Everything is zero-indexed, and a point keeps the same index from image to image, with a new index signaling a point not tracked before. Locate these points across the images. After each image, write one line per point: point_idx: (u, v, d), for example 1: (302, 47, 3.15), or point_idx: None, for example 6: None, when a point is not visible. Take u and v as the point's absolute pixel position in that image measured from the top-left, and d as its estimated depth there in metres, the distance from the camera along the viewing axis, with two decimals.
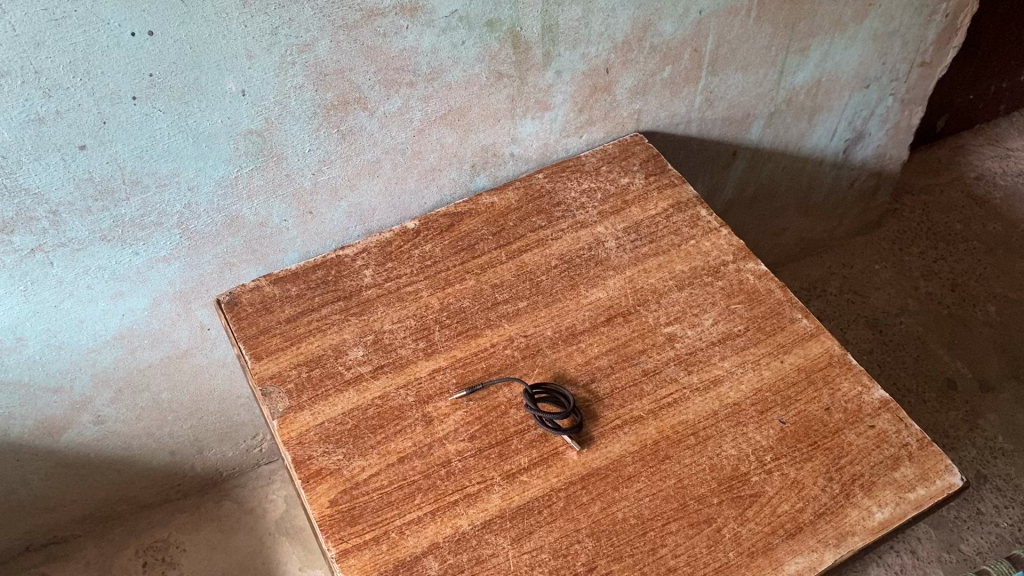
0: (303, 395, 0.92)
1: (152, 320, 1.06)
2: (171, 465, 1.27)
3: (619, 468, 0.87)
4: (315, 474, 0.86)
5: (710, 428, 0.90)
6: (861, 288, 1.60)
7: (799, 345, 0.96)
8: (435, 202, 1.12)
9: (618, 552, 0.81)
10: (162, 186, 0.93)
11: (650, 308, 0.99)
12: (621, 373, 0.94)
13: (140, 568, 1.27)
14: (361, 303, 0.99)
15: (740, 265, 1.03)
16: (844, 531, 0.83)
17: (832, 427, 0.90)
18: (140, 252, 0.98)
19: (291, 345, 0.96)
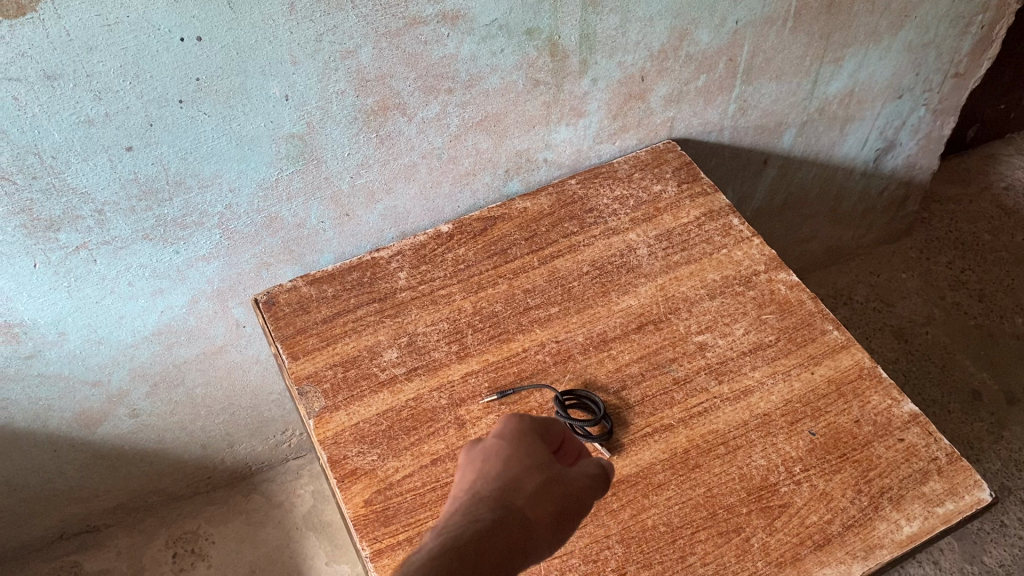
0: (338, 395, 0.93)
1: (189, 317, 1.08)
2: (202, 458, 1.29)
3: (649, 476, 0.89)
4: (350, 474, 0.88)
5: (739, 439, 0.91)
6: (888, 296, 1.60)
7: (830, 357, 0.97)
8: (469, 206, 1.14)
9: (647, 559, 0.83)
10: (204, 187, 0.94)
11: (681, 316, 1.00)
12: (652, 380, 0.95)
13: (170, 559, 1.29)
14: (396, 305, 1.00)
15: (772, 275, 1.04)
16: (873, 544, 0.84)
17: (861, 440, 0.91)
18: (181, 251, 1.00)
19: (327, 345, 0.97)
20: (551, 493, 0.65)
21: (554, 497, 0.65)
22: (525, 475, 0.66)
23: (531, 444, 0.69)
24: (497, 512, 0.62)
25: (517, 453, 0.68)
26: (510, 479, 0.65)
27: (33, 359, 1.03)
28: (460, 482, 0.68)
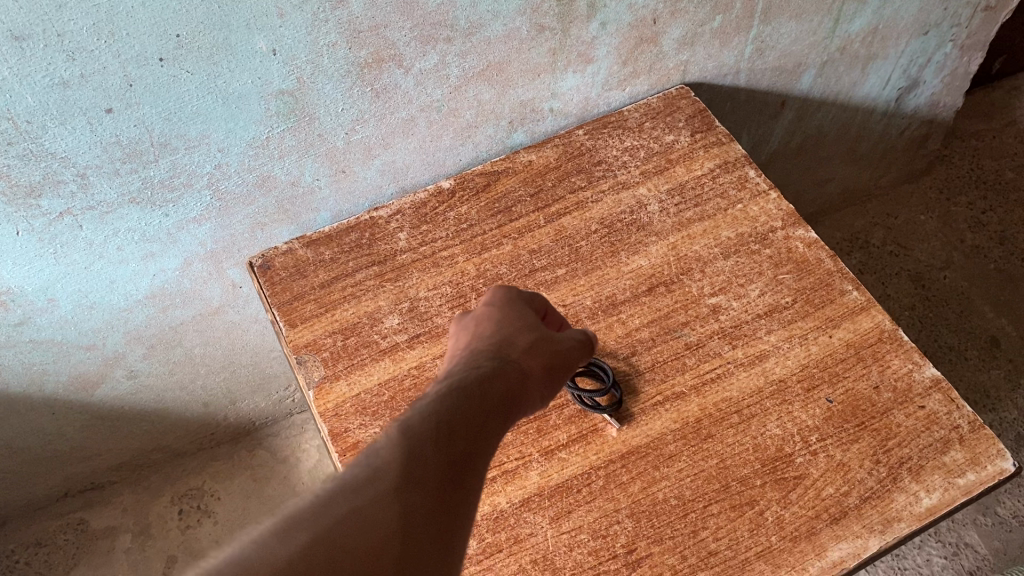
0: (339, 365, 0.90)
1: (183, 279, 1.04)
2: (204, 416, 1.27)
3: (660, 447, 0.86)
4: (352, 447, 0.85)
5: (753, 407, 0.88)
6: (905, 240, 1.55)
7: (849, 319, 0.93)
8: (471, 159, 1.08)
9: (658, 534, 0.81)
10: (192, 148, 0.89)
11: (694, 277, 0.96)
12: (663, 346, 0.92)
13: (177, 516, 1.28)
14: (396, 268, 0.96)
15: (789, 232, 0.99)
16: (890, 517, 0.82)
17: (880, 407, 0.88)
18: (171, 213, 0.95)
19: (325, 312, 0.93)
20: (541, 350, 0.75)
21: (543, 353, 0.75)
22: (516, 335, 0.76)
23: (518, 315, 0.79)
24: (496, 362, 0.72)
25: (506, 320, 0.78)
26: (504, 338, 0.75)
27: (24, 325, 0.99)
28: (459, 345, 0.77)
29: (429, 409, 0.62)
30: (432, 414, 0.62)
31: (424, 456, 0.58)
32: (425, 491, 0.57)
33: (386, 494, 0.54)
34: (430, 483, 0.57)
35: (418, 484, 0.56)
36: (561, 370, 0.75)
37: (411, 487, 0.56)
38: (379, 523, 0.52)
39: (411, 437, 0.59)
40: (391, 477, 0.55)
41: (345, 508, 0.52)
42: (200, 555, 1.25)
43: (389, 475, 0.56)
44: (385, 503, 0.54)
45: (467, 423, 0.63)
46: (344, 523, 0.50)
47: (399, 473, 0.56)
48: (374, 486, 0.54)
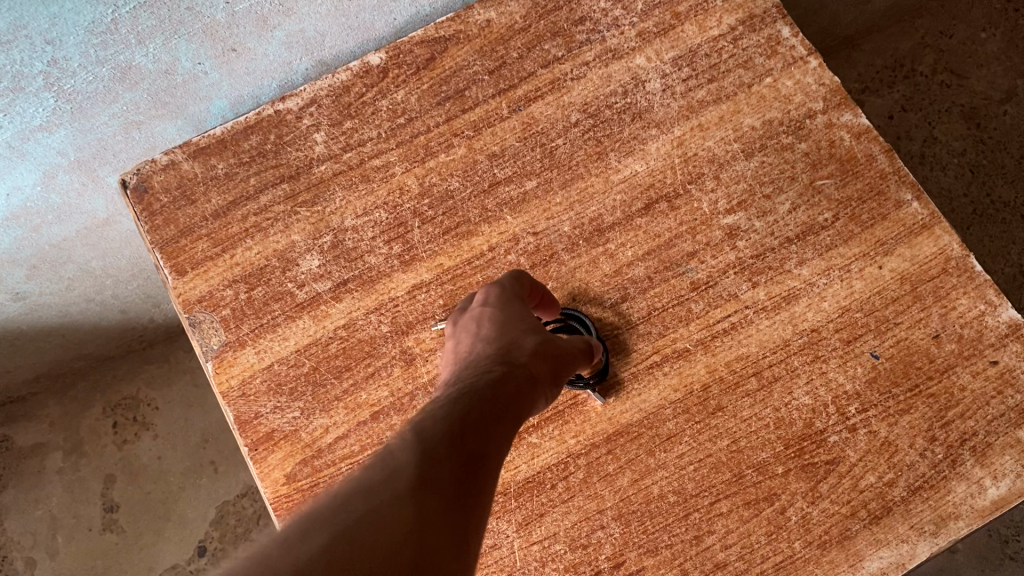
0: (243, 326, 0.70)
1: (51, 194, 0.81)
2: (124, 322, 1.08)
3: (655, 425, 0.68)
4: (266, 439, 0.67)
5: (778, 367, 0.69)
6: (960, 66, 1.26)
7: (905, 243, 0.71)
8: (409, 17, 0.81)
9: (653, 542, 0.65)
10: (5, 43, 0.62)
11: (704, 187, 0.73)
12: (662, 287, 0.71)
13: (111, 431, 1.13)
14: (313, 186, 0.73)
15: (831, 117, 0.75)
16: (945, 515, 0.65)
17: (940, 365, 0.68)
18: (4, 123, 0.70)
19: (223, 253, 0.72)
20: (550, 350, 0.62)
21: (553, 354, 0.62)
22: (524, 331, 0.62)
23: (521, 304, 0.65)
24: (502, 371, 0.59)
25: (513, 307, 0.63)
26: (509, 335, 0.62)
27: None
28: (456, 337, 0.64)
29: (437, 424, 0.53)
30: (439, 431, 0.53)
31: (437, 461, 0.50)
32: (442, 495, 0.49)
33: (402, 498, 0.47)
34: (447, 489, 0.49)
35: (433, 489, 0.49)
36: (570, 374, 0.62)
37: (428, 492, 0.48)
38: (395, 527, 0.45)
39: (423, 439, 0.52)
40: (405, 480, 0.48)
41: (358, 512, 0.45)
42: (141, 474, 1.12)
43: (402, 478, 0.48)
44: (400, 507, 0.46)
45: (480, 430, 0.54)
46: (355, 527, 0.44)
47: (413, 476, 0.49)
48: (387, 490, 0.47)
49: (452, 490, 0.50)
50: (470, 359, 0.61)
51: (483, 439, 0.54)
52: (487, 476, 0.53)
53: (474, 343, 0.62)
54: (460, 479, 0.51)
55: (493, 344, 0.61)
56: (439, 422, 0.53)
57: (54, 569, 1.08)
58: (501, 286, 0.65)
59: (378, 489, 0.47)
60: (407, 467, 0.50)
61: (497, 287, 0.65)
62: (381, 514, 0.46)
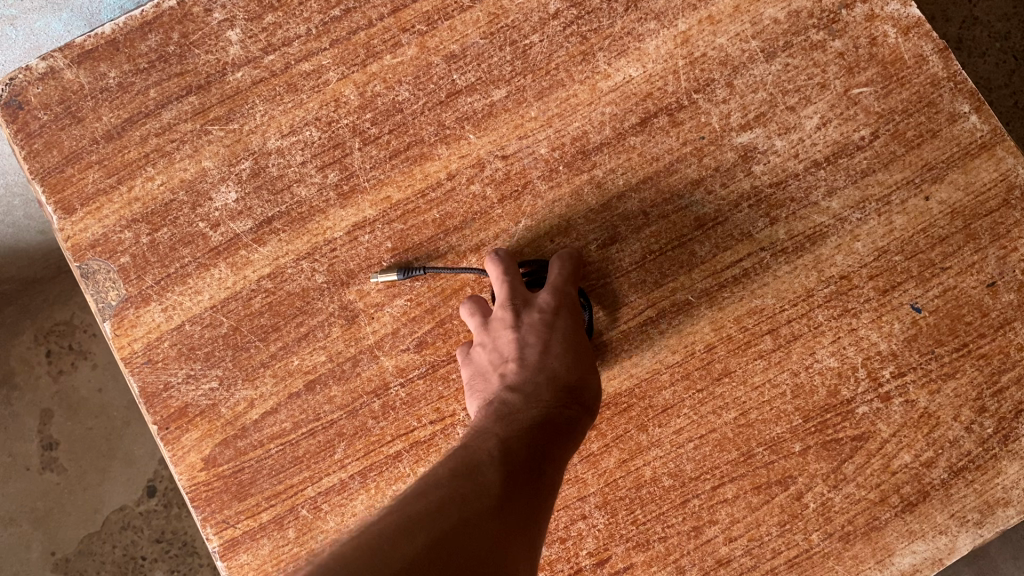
0: (147, 278, 0.57)
1: None
2: (47, 243, 0.95)
3: (649, 395, 0.56)
4: (179, 416, 0.56)
5: (798, 323, 0.57)
6: None
7: (959, 168, 0.58)
8: None
9: (644, 534, 0.55)
10: None
11: (714, 97, 0.59)
12: (659, 226, 0.58)
13: (45, 361, 1.02)
14: (225, 99, 0.59)
15: (873, 7, 0.59)
16: (993, 501, 0.54)
17: (994, 320, 0.56)
18: None
19: (118, 187, 0.58)
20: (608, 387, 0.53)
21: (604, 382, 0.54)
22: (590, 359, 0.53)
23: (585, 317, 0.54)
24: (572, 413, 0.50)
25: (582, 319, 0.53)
26: (584, 362, 0.52)
27: None
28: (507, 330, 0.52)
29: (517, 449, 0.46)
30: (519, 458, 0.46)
31: (515, 485, 0.44)
32: (525, 523, 0.42)
33: (490, 515, 0.41)
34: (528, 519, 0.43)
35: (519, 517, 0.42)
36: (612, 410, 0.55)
37: (512, 516, 0.42)
38: (484, 542, 0.38)
39: (503, 463, 0.45)
40: (491, 497, 0.42)
41: (450, 517, 0.39)
42: (81, 407, 1.01)
43: (485, 494, 0.42)
44: (490, 521, 0.40)
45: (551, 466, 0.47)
46: (449, 532, 0.38)
47: (494, 496, 0.42)
48: (472, 502, 0.41)
49: (532, 524, 0.43)
50: (534, 376, 0.51)
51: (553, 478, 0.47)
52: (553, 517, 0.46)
53: (540, 355, 0.51)
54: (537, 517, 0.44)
55: (565, 366, 0.51)
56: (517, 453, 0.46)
57: None
58: (570, 292, 0.53)
59: (466, 497, 0.41)
60: (489, 484, 0.43)
61: (569, 292, 0.53)
62: (473, 526, 0.39)
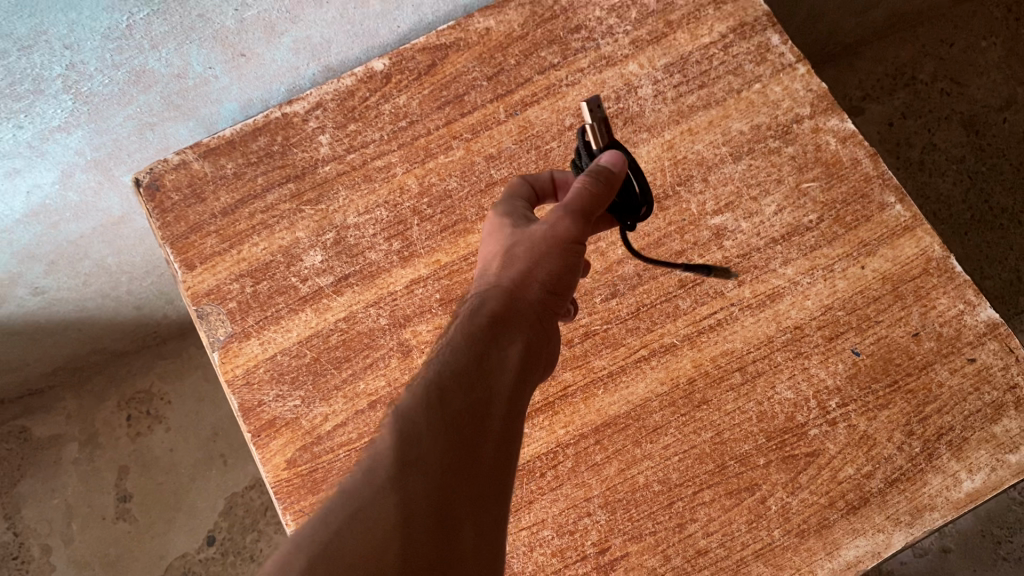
0: (249, 318, 0.73)
1: (69, 192, 0.85)
2: (139, 318, 1.12)
3: (642, 417, 0.70)
4: (268, 426, 0.71)
5: (761, 362, 0.71)
6: (960, 74, 1.28)
7: (888, 244, 0.74)
8: (413, 24, 0.84)
9: (637, 529, 0.68)
10: (27, 48, 0.67)
11: (694, 188, 0.76)
12: (651, 285, 0.73)
13: (125, 423, 1.17)
14: (317, 186, 0.76)
15: (818, 122, 0.77)
16: (921, 506, 0.67)
17: (919, 362, 0.70)
18: (26, 125, 0.74)
19: (230, 249, 0.75)
20: (526, 256, 0.60)
21: (535, 255, 0.59)
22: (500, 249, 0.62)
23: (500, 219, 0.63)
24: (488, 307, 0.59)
25: (500, 225, 0.63)
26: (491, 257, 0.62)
27: None
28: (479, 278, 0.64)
29: (422, 393, 0.53)
30: (425, 395, 0.52)
31: (419, 438, 0.50)
32: (423, 469, 0.48)
33: (384, 487, 0.47)
34: (435, 463, 0.49)
35: (417, 466, 0.48)
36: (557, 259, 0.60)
37: (408, 472, 0.48)
38: (380, 524, 0.44)
39: (404, 419, 0.51)
40: (383, 470, 0.48)
41: (338, 517, 0.45)
42: (154, 465, 1.16)
43: (382, 467, 0.48)
44: (382, 500, 0.46)
45: (465, 390, 0.53)
46: (336, 534, 0.44)
47: (393, 462, 0.48)
48: (367, 485, 0.47)
49: (433, 463, 0.49)
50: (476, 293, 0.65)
51: (468, 399, 0.53)
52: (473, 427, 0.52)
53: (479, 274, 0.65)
54: (441, 446, 0.50)
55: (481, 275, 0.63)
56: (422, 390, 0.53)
57: (69, 556, 1.12)
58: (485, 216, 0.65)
59: (360, 483, 0.47)
60: (386, 452, 0.49)
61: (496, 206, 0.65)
62: (362, 512, 0.45)
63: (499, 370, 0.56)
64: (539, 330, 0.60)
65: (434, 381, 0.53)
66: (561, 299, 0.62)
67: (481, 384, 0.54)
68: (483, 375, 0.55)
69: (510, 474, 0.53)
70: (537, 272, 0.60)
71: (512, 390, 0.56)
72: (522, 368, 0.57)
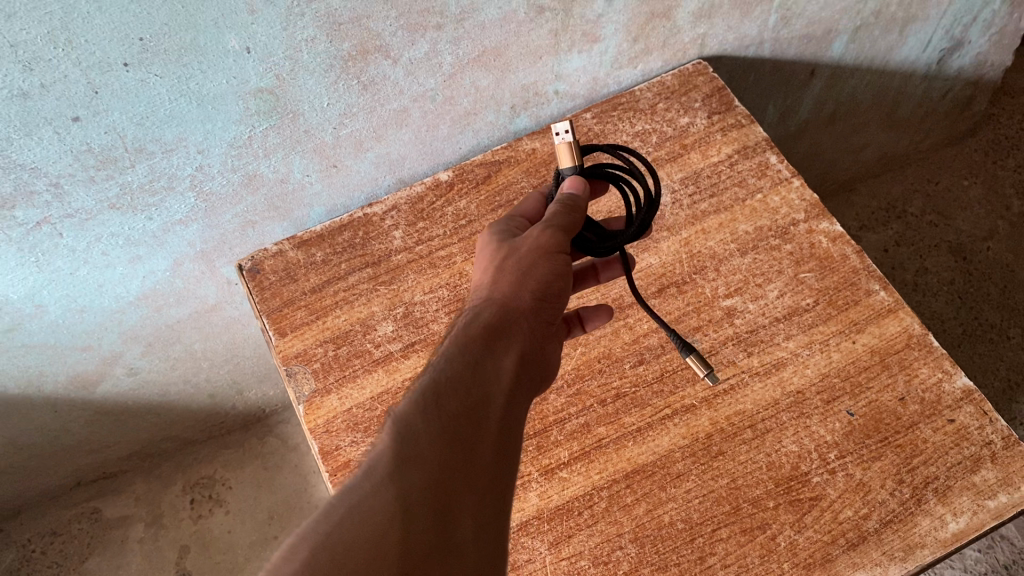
0: (330, 377, 0.86)
1: (175, 279, 1.00)
2: (212, 406, 1.25)
3: (667, 466, 0.81)
4: (344, 466, 0.81)
5: (769, 421, 0.83)
6: (946, 208, 1.44)
7: (875, 323, 0.86)
8: (472, 146, 1.01)
9: (663, 560, 0.77)
10: (169, 151, 0.84)
11: (708, 277, 0.90)
12: (673, 354, 0.87)
13: (189, 505, 1.28)
14: (391, 270, 0.91)
15: (812, 225, 0.92)
16: (913, 543, 0.76)
17: (906, 421, 0.82)
18: (154, 217, 0.91)
19: (317, 319, 0.89)
20: (519, 264, 0.66)
21: (525, 267, 0.66)
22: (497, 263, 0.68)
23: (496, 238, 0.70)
24: (483, 317, 0.64)
25: (495, 247, 0.69)
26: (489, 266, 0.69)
27: (15, 331, 0.97)
28: (476, 292, 0.68)
29: (416, 398, 0.57)
30: (420, 399, 0.57)
31: (415, 441, 0.53)
32: (418, 468, 0.52)
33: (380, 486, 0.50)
34: (429, 465, 0.52)
35: (413, 465, 0.52)
36: (545, 266, 0.66)
37: (403, 472, 0.51)
38: (375, 522, 0.48)
39: (400, 422, 0.55)
40: (379, 470, 0.51)
41: (337, 514, 0.48)
42: (212, 545, 1.25)
43: (380, 467, 0.52)
44: (378, 499, 0.49)
45: (459, 395, 0.57)
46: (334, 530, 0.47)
47: (391, 462, 0.52)
48: (364, 484, 0.50)
49: (427, 461, 0.52)
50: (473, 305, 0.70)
51: (460, 404, 0.57)
52: (465, 425, 0.56)
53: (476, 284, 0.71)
54: (434, 445, 0.54)
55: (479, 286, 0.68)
56: (417, 395, 0.57)
57: None
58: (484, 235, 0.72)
59: (359, 480, 0.51)
60: (382, 452, 0.53)
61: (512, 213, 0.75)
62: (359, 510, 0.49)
63: (491, 374, 0.60)
64: (532, 335, 0.65)
65: (427, 387, 0.57)
66: (553, 306, 0.67)
67: (473, 389, 0.58)
68: (475, 378, 0.59)
69: (510, 471, 0.57)
70: (529, 279, 0.65)
71: (506, 394, 0.60)
72: (514, 370, 0.62)
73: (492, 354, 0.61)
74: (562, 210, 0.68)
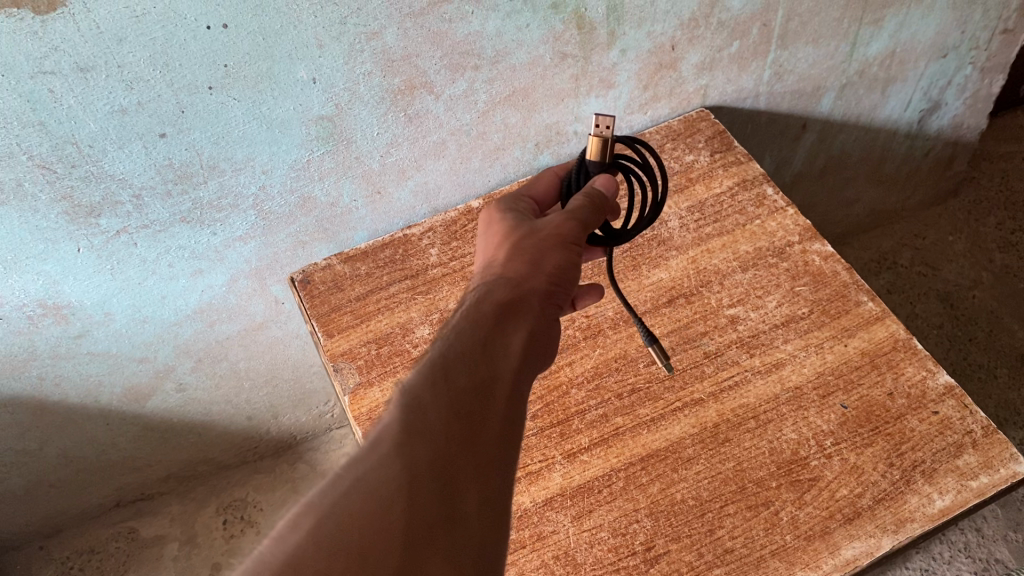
0: (373, 371, 0.94)
1: (230, 295, 1.11)
2: (250, 428, 1.35)
3: (678, 450, 0.89)
4: None
5: (770, 412, 0.91)
6: (933, 261, 1.56)
7: (864, 329, 0.96)
8: (500, 180, 1.14)
9: (676, 532, 0.84)
10: (238, 170, 0.96)
11: (713, 290, 1.01)
12: (683, 354, 0.96)
13: (221, 525, 1.38)
14: (428, 282, 1.01)
15: (805, 246, 1.03)
16: (903, 518, 0.83)
17: (895, 413, 0.90)
18: (218, 232, 1.02)
19: (361, 323, 0.99)
20: (530, 255, 0.74)
21: (534, 258, 0.73)
22: (510, 248, 0.75)
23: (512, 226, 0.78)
24: (491, 301, 0.71)
25: (508, 237, 0.77)
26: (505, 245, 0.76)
27: (82, 338, 1.06)
28: (485, 271, 0.76)
29: (425, 373, 0.63)
30: (429, 374, 0.63)
31: (424, 412, 0.60)
32: (426, 438, 0.58)
33: (390, 454, 0.56)
34: (436, 436, 0.59)
35: (420, 436, 0.58)
36: (553, 260, 0.73)
37: (411, 443, 0.57)
38: (383, 488, 0.54)
39: (408, 394, 0.61)
40: (389, 438, 0.57)
41: (348, 478, 0.54)
42: None
43: (390, 434, 0.58)
44: (387, 467, 0.55)
45: (468, 372, 0.64)
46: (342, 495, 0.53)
47: (401, 431, 0.58)
48: (375, 450, 0.56)
49: (433, 433, 0.59)
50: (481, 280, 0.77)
51: (467, 381, 0.64)
52: (471, 400, 0.63)
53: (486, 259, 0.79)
54: (442, 417, 0.60)
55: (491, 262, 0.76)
56: (428, 369, 0.64)
57: None
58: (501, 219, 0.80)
59: (371, 446, 0.57)
60: (393, 419, 0.59)
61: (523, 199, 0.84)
62: (368, 475, 0.55)
63: (498, 355, 0.67)
64: (539, 318, 0.72)
65: (438, 364, 0.64)
66: (560, 293, 0.75)
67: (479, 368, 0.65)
68: (484, 357, 0.66)
69: (512, 442, 0.64)
70: (539, 269, 0.73)
71: (511, 371, 0.67)
72: (521, 349, 0.69)
73: (500, 336, 0.69)
74: (589, 205, 0.75)
